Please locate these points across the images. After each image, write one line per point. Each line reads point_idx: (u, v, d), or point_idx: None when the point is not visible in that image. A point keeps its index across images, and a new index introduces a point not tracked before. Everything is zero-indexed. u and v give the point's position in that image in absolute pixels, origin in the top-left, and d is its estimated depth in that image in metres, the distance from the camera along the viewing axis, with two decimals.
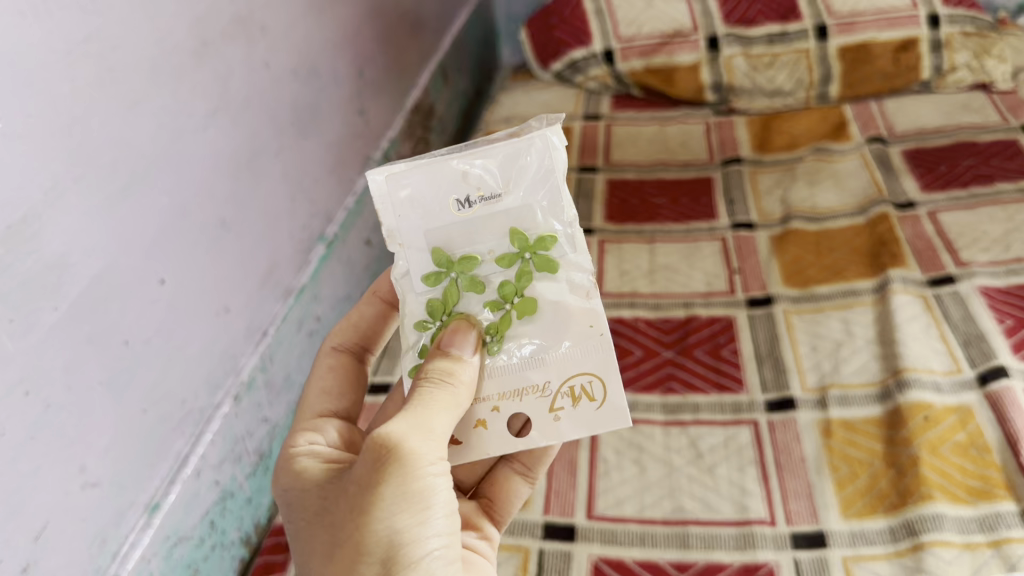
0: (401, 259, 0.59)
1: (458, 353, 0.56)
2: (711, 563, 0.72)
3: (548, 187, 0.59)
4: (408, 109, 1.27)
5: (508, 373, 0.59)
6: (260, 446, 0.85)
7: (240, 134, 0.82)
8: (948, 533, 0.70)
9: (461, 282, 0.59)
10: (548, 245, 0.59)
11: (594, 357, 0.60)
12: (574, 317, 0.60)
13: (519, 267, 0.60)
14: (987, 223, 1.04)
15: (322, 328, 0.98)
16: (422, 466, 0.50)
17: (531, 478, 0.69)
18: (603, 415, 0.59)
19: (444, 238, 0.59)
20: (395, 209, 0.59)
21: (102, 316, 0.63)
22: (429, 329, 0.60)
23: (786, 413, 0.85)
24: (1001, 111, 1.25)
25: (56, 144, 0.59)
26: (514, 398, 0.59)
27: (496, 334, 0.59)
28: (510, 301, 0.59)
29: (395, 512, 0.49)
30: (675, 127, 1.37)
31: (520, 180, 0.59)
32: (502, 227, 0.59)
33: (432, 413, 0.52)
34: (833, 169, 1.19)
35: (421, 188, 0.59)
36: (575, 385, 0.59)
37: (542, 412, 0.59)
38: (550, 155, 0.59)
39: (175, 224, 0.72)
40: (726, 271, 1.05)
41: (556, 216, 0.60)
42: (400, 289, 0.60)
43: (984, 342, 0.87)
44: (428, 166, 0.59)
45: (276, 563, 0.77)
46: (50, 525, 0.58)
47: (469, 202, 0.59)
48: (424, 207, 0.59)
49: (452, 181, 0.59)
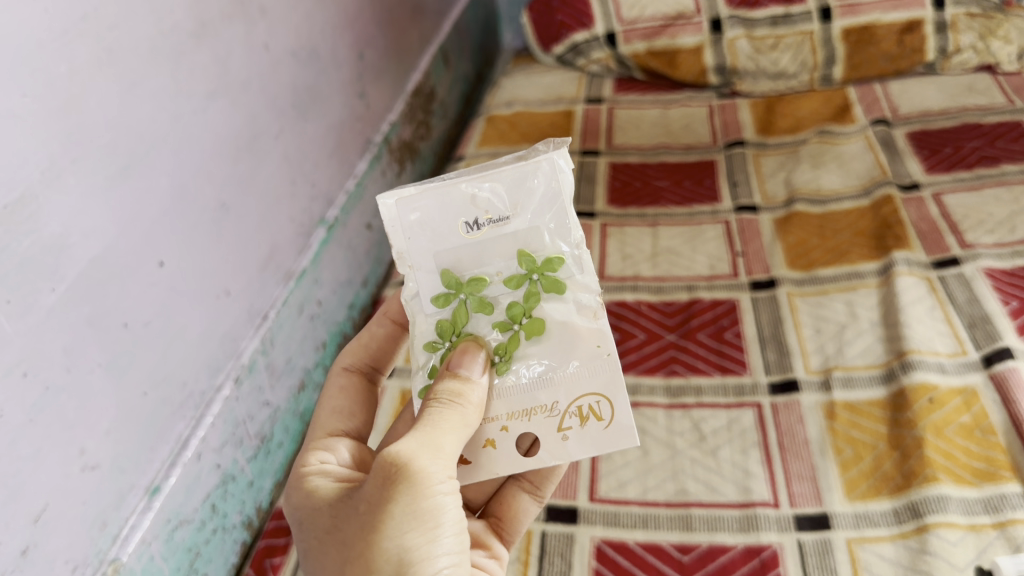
0: (411, 281, 0.59)
1: (467, 374, 0.56)
2: (714, 546, 0.72)
3: (556, 211, 0.58)
4: (409, 93, 1.26)
5: (516, 393, 0.59)
6: (261, 430, 0.84)
7: (240, 116, 0.82)
8: (952, 515, 0.70)
9: (470, 303, 0.59)
10: (555, 267, 0.59)
11: (601, 378, 0.59)
12: (581, 338, 0.59)
13: (527, 288, 0.59)
14: (992, 205, 1.03)
15: (322, 312, 0.98)
16: (431, 485, 0.49)
17: (540, 497, 0.68)
18: (611, 434, 0.59)
19: (453, 260, 0.58)
20: (405, 232, 0.58)
21: (101, 298, 0.63)
22: (438, 350, 0.59)
23: (789, 395, 0.85)
24: (1007, 93, 1.24)
25: (53, 124, 0.58)
26: (521, 418, 0.59)
27: (504, 355, 0.59)
28: (517, 322, 0.59)
29: (405, 530, 0.48)
30: (678, 110, 1.36)
31: (528, 203, 0.58)
32: (510, 249, 0.59)
33: (441, 433, 0.52)
34: (836, 152, 1.18)
35: (431, 211, 0.58)
36: (582, 405, 0.59)
37: (551, 431, 0.58)
38: (557, 178, 0.58)
39: (175, 206, 0.71)
40: (729, 254, 1.05)
41: (563, 237, 0.59)
42: (410, 309, 0.60)
43: (989, 323, 0.87)
44: (437, 189, 0.57)
45: (277, 546, 0.77)
46: (50, 507, 0.58)
47: (478, 225, 0.58)
48: (433, 230, 0.58)
49: (461, 205, 0.57)
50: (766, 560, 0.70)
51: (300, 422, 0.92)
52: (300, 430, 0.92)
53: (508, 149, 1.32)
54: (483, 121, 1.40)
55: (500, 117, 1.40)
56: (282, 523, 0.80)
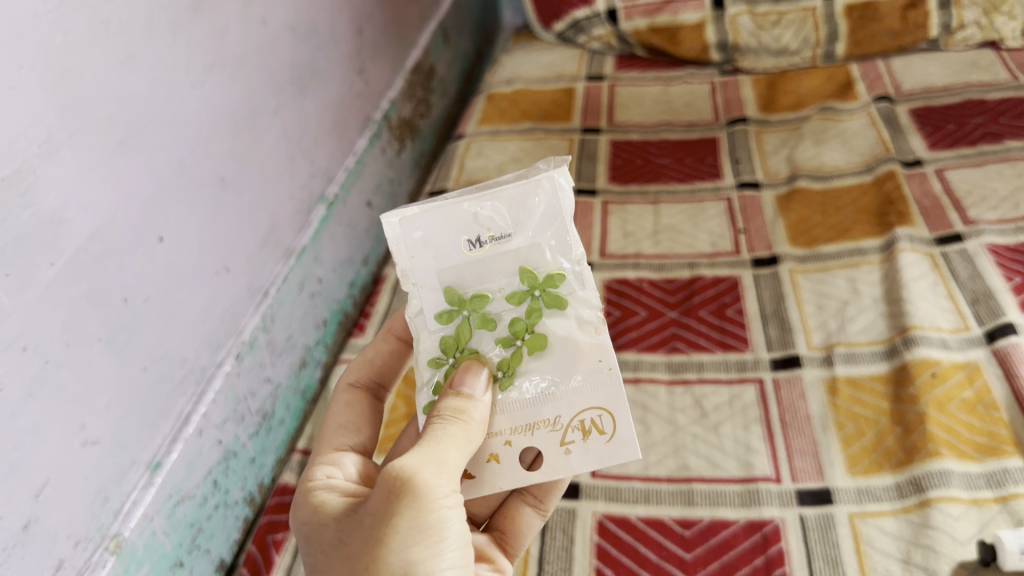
0: (415, 297, 0.59)
1: (470, 392, 0.55)
2: (716, 521, 0.72)
3: (557, 229, 0.59)
4: (409, 70, 1.25)
5: (519, 408, 0.58)
6: (264, 407, 0.84)
7: (238, 90, 0.81)
8: (955, 490, 0.69)
9: (473, 320, 0.59)
10: (556, 283, 0.59)
11: (604, 391, 0.59)
12: (583, 353, 0.59)
13: (529, 304, 0.59)
14: (995, 181, 1.02)
15: (323, 290, 0.98)
16: (435, 499, 0.49)
17: (544, 511, 0.68)
18: (614, 448, 0.58)
19: (455, 277, 0.59)
20: (409, 250, 0.58)
21: (99, 272, 0.62)
22: (442, 366, 0.59)
23: (791, 370, 0.85)
24: (1010, 69, 1.23)
25: (48, 97, 0.58)
26: (524, 432, 0.58)
27: (507, 371, 0.59)
28: (520, 338, 0.59)
29: (410, 544, 0.48)
30: (679, 87, 1.35)
31: (529, 220, 0.58)
32: (512, 266, 0.59)
33: (444, 448, 0.52)
34: (839, 128, 1.18)
35: (434, 230, 0.58)
36: (584, 418, 0.58)
37: (553, 446, 0.58)
38: (558, 197, 0.59)
39: (174, 180, 0.71)
40: (732, 231, 1.04)
41: (564, 254, 0.59)
42: (414, 326, 0.60)
43: (992, 299, 0.86)
44: (440, 208, 0.58)
45: (280, 523, 0.77)
46: (51, 482, 0.58)
47: (480, 242, 0.58)
48: (436, 248, 0.58)
49: (463, 222, 0.58)
50: (768, 536, 0.70)
51: (301, 400, 0.92)
52: (301, 407, 0.92)
53: (509, 127, 1.31)
54: (484, 99, 1.39)
55: (501, 95, 1.40)
56: (285, 499, 0.80)
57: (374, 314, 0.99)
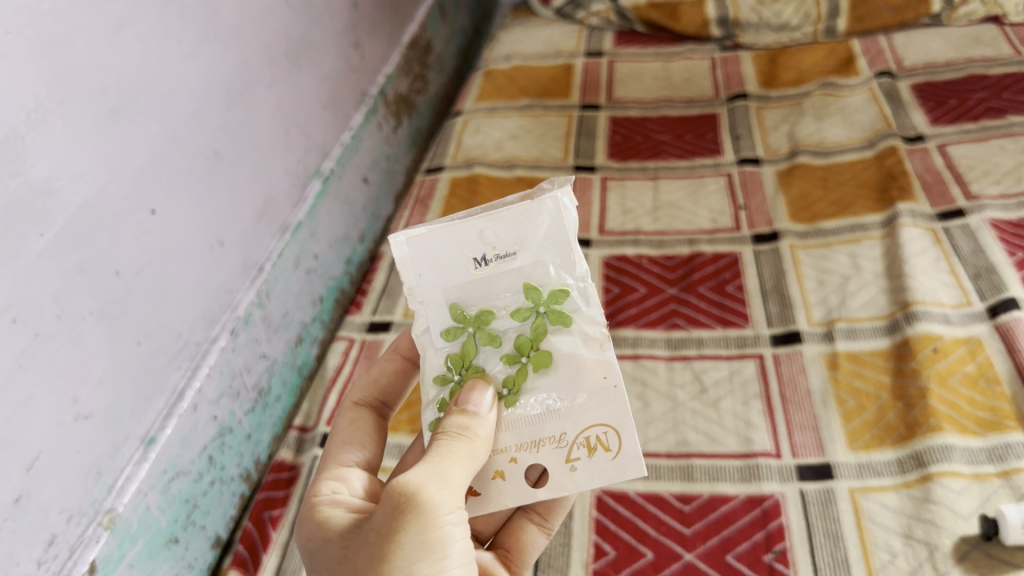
0: (421, 316, 0.57)
1: (474, 410, 0.52)
2: (715, 496, 0.72)
3: (561, 247, 0.57)
4: (406, 45, 1.24)
5: (525, 425, 0.55)
6: (259, 382, 0.84)
7: (232, 62, 0.80)
8: (957, 464, 0.69)
9: (478, 337, 0.56)
10: (561, 299, 0.56)
11: (609, 408, 0.55)
12: (587, 370, 0.56)
13: (534, 321, 0.56)
14: (998, 156, 1.01)
15: (319, 267, 0.97)
16: (440, 515, 0.47)
17: (549, 530, 0.64)
18: (620, 466, 0.55)
19: (462, 295, 0.56)
20: (416, 268, 0.56)
21: (91, 245, 0.61)
22: (448, 383, 0.56)
23: (791, 346, 0.84)
24: (1013, 44, 1.21)
25: (37, 64, 0.57)
26: (530, 449, 0.55)
27: (513, 388, 0.55)
28: (525, 354, 0.56)
29: (413, 561, 0.45)
30: (679, 63, 1.34)
31: (534, 239, 0.56)
32: (516, 283, 0.56)
33: (450, 463, 0.49)
34: (840, 104, 1.16)
35: (440, 248, 0.56)
36: (590, 435, 0.55)
37: (559, 463, 0.55)
38: (562, 216, 0.57)
39: (167, 151, 0.70)
40: (732, 207, 1.03)
41: (568, 270, 0.57)
42: (421, 344, 0.57)
43: (995, 274, 0.85)
44: (446, 228, 0.56)
45: (276, 499, 0.77)
46: (44, 455, 0.57)
47: (485, 260, 0.56)
48: (442, 266, 0.56)
49: (469, 241, 0.56)
50: (768, 511, 0.70)
51: (298, 376, 0.91)
52: (298, 383, 0.91)
53: (507, 104, 1.30)
54: (481, 76, 1.38)
55: (498, 71, 1.38)
56: (281, 476, 0.79)
57: (372, 292, 0.98)
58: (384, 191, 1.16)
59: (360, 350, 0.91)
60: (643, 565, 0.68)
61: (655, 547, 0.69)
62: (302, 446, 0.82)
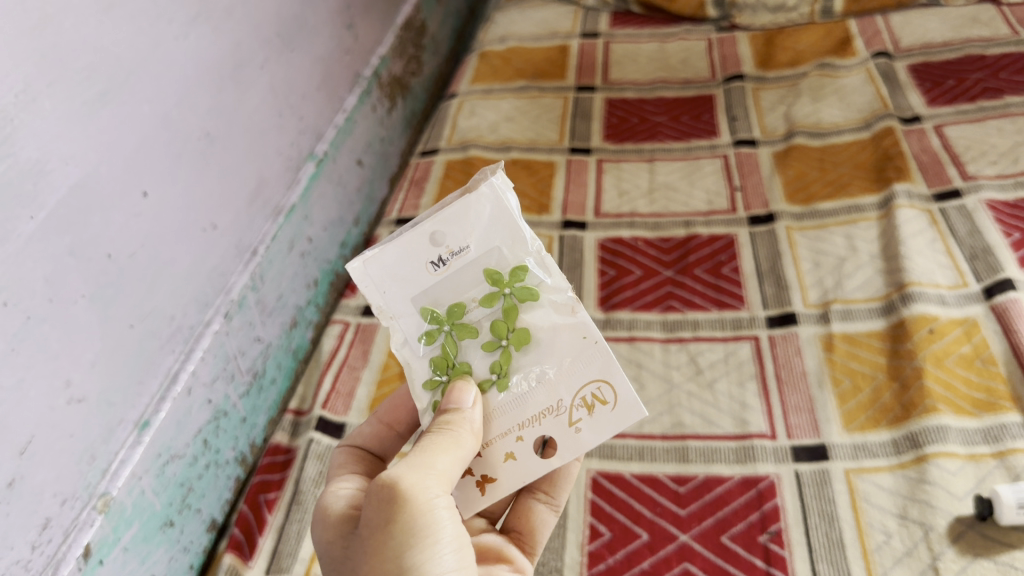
0: (395, 330, 0.56)
1: (458, 406, 0.52)
2: (711, 477, 0.72)
3: (512, 229, 0.55)
4: (400, 26, 1.23)
5: (522, 406, 0.55)
6: (254, 365, 0.83)
7: (223, 43, 0.79)
8: (951, 445, 0.69)
9: (455, 334, 0.55)
10: (522, 276, 0.55)
11: (596, 363, 0.55)
12: (566, 337, 0.55)
13: (503, 303, 0.55)
14: (995, 137, 1.00)
15: (313, 250, 0.96)
16: (425, 502, 0.46)
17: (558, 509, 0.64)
18: (621, 413, 0.55)
19: (431, 299, 0.55)
20: (378, 287, 0.55)
21: (82, 228, 0.61)
22: (439, 385, 0.56)
23: (787, 327, 0.84)
24: (1012, 24, 1.19)
25: (25, 45, 0.56)
26: (532, 424, 0.55)
27: (500, 372, 0.55)
28: (504, 337, 0.55)
29: (403, 549, 0.45)
30: (676, 44, 1.33)
31: (481, 227, 0.55)
32: (477, 275, 0.55)
33: (433, 452, 0.49)
34: (837, 85, 1.15)
35: (395, 260, 0.55)
36: (585, 394, 0.55)
37: (563, 429, 0.55)
38: (504, 199, 0.55)
39: (158, 134, 0.69)
40: (728, 188, 1.03)
41: (523, 248, 0.55)
42: (404, 357, 0.56)
43: (990, 255, 0.85)
44: (395, 240, 0.54)
45: (271, 483, 0.77)
46: (37, 439, 0.57)
47: (443, 261, 0.54)
48: (403, 277, 0.55)
49: (420, 246, 0.54)
50: (763, 492, 0.70)
51: (293, 359, 0.91)
52: (293, 366, 0.91)
53: (502, 86, 1.29)
54: (476, 57, 1.37)
55: (493, 53, 1.38)
56: (276, 459, 0.79)
57: None
58: (378, 173, 1.16)
59: (355, 333, 0.90)
60: (638, 546, 0.68)
61: (650, 528, 0.69)
62: (297, 429, 0.82)
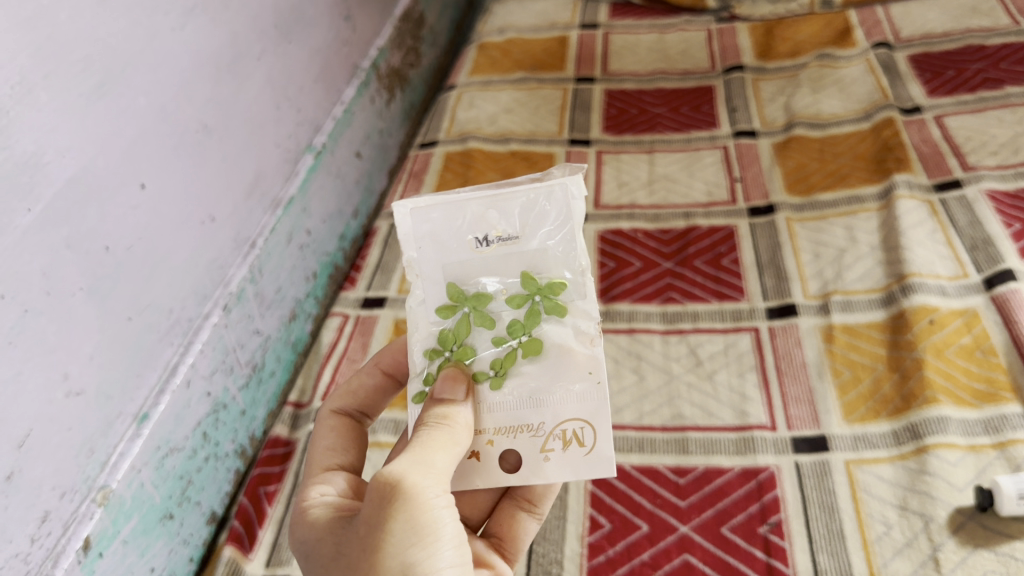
0: (416, 289, 0.56)
1: (451, 399, 0.52)
2: (710, 468, 0.72)
3: (566, 240, 0.55)
4: (398, 18, 1.23)
5: (509, 410, 0.54)
6: (253, 358, 0.83)
7: (220, 34, 0.79)
8: (952, 436, 0.69)
9: (472, 317, 0.55)
10: (557, 290, 0.55)
11: (587, 403, 0.54)
12: (571, 363, 0.55)
13: (529, 308, 0.55)
14: (995, 127, 1.00)
15: (312, 242, 0.96)
16: (425, 500, 0.46)
17: (539, 514, 0.61)
18: (593, 463, 0.54)
19: (459, 274, 0.55)
20: (417, 241, 0.55)
21: (79, 220, 0.60)
22: (438, 359, 0.55)
23: (787, 319, 0.84)
24: (1012, 13, 1.19)
25: (21, 37, 0.56)
26: (507, 434, 0.54)
27: (499, 371, 0.55)
28: (516, 338, 0.55)
29: (405, 545, 0.44)
30: (675, 34, 1.33)
31: (538, 225, 0.55)
32: (513, 268, 0.55)
33: (431, 451, 0.48)
34: (837, 75, 1.15)
35: (443, 224, 0.55)
36: (567, 428, 0.54)
37: (532, 452, 0.54)
38: (571, 208, 0.55)
39: (154, 126, 0.69)
40: (727, 179, 1.03)
41: (568, 261, 0.55)
42: (413, 317, 0.56)
43: (991, 246, 0.84)
44: (451, 202, 0.55)
45: (271, 475, 0.77)
46: (35, 432, 0.56)
47: (487, 241, 0.55)
48: (443, 242, 0.55)
49: (472, 219, 0.55)
50: (763, 483, 0.70)
51: (292, 352, 0.91)
52: (292, 359, 0.91)
53: (501, 77, 1.29)
54: (475, 49, 1.37)
55: (492, 44, 1.37)
56: (276, 451, 0.79)
57: (365, 267, 0.98)
58: (377, 165, 1.16)
59: (354, 326, 0.90)
60: (638, 537, 0.68)
61: (650, 520, 0.69)
62: (297, 422, 0.82)
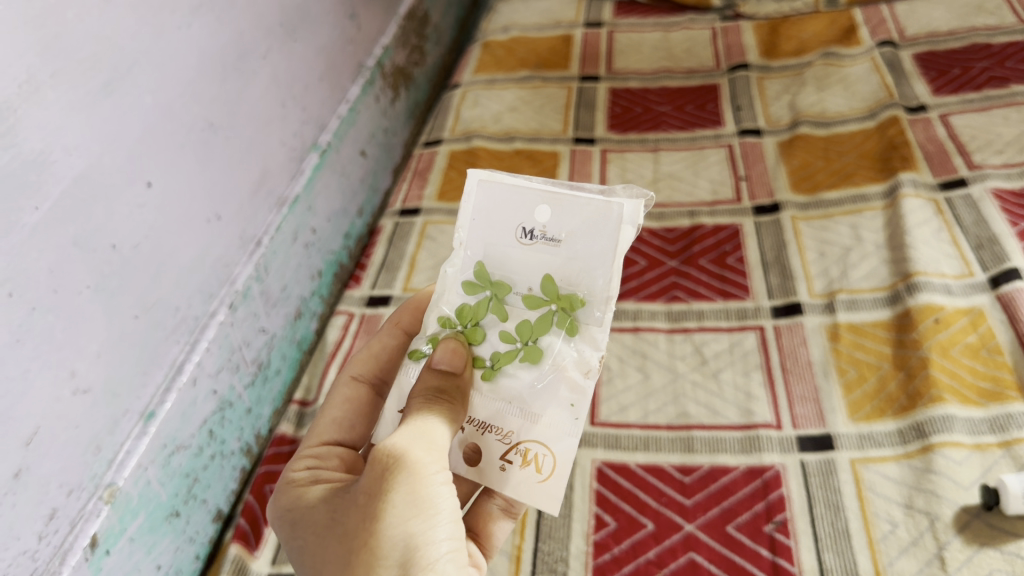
0: (457, 256, 0.57)
1: (450, 372, 0.53)
2: (715, 467, 0.72)
3: (603, 261, 0.54)
4: (403, 16, 1.22)
5: (489, 404, 0.56)
6: (259, 356, 0.83)
7: (227, 33, 0.79)
8: (958, 435, 0.68)
9: (491, 303, 0.56)
10: (574, 306, 0.55)
11: (559, 431, 0.55)
12: (557, 386, 0.56)
13: (545, 314, 0.55)
14: (1000, 126, 1.00)
15: (318, 241, 0.96)
16: (427, 474, 0.46)
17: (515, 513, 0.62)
18: (540, 491, 0.55)
19: (495, 256, 0.56)
20: (471, 212, 0.57)
21: (86, 218, 0.61)
22: (448, 329, 0.57)
23: (792, 318, 0.84)
24: (1018, 11, 1.19)
25: (28, 35, 0.56)
26: (478, 427, 0.56)
27: (495, 364, 0.56)
28: (523, 341, 0.56)
29: (407, 516, 0.44)
30: (680, 33, 1.33)
31: (585, 236, 0.54)
32: (545, 270, 0.55)
33: (430, 426, 0.49)
34: (842, 74, 1.15)
35: (500, 204, 0.56)
36: (532, 448, 0.56)
37: (493, 456, 0.56)
38: (619, 232, 0.54)
39: (161, 125, 0.69)
40: (732, 178, 1.03)
41: (598, 282, 0.54)
42: (445, 281, 0.58)
43: (996, 244, 0.84)
44: (514, 187, 0.56)
45: (277, 473, 0.77)
46: (42, 430, 0.57)
47: (531, 234, 0.55)
48: (493, 221, 0.56)
49: (526, 210, 0.55)
50: (769, 482, 0.70)
51: (298, 350, 0.91)
52: (297, 357, 0.91)
53: (505, 76, 1.29)
54: (479, 47, 1.37)
55: (496, 43, 1.37)
56: (282, 450, 0.79)
57: (370, 266, 0.98)
58: (382, 164, 1.16)
59: (360, 324, 0.91)
60: (643, 536, 0.68)
61: (656, 519, 0.69)
62: (303, 420, 0.82)
